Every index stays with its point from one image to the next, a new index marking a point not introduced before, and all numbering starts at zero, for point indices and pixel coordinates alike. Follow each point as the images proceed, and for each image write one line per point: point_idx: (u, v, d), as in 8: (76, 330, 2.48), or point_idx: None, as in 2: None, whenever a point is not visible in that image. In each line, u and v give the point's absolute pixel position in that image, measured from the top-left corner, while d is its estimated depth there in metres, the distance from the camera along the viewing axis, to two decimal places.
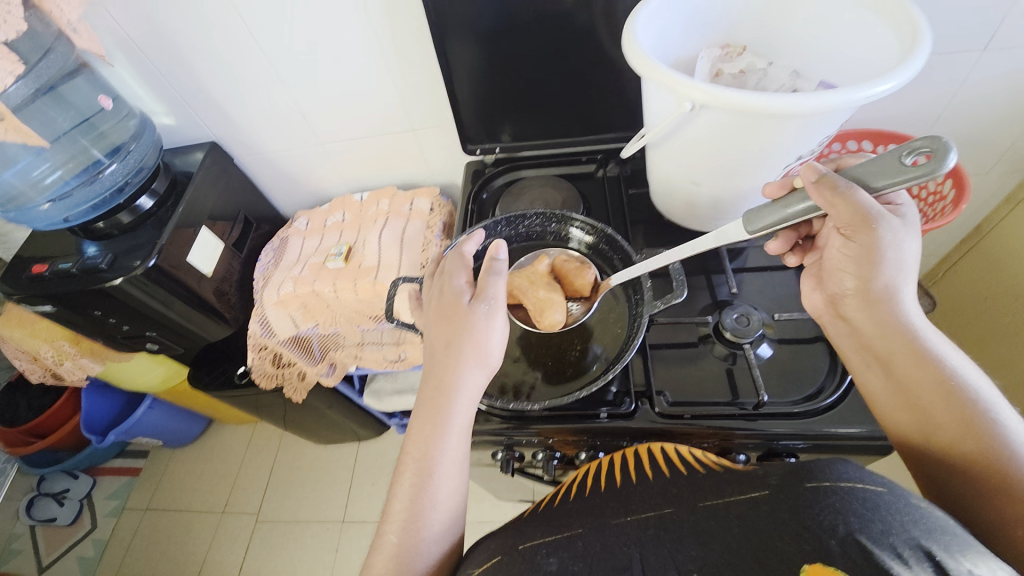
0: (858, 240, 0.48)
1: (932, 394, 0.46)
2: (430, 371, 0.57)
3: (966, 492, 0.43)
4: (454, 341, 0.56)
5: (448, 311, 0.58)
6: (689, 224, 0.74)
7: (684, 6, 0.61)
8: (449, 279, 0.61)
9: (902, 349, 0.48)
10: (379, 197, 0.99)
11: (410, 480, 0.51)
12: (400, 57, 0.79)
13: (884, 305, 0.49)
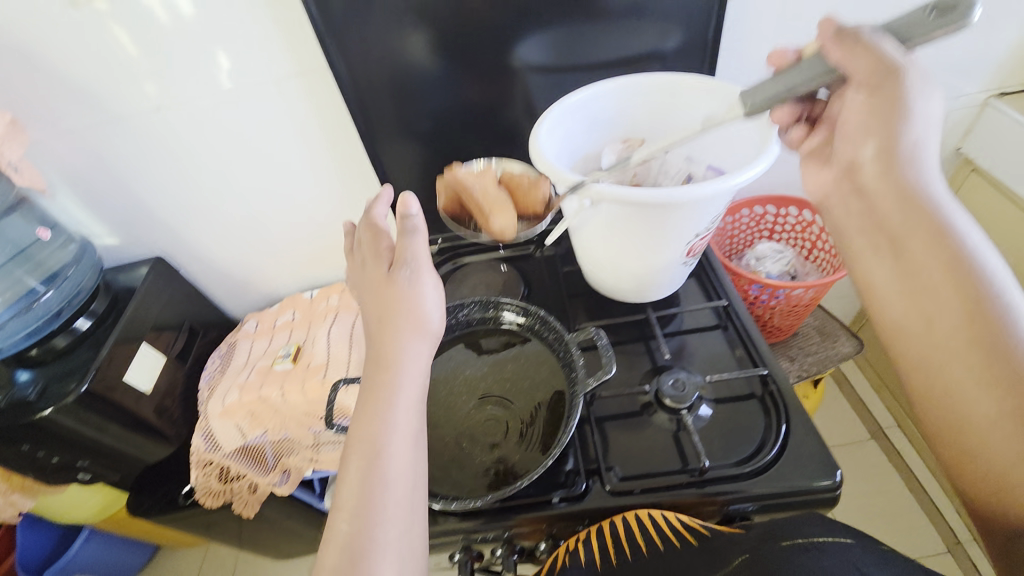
0: (886, 93, 0.47)
1: (938, 275, 0.47)
2: (372, 354, 0.58)
3: (958, 377, 0.45)
4: (389, 320, 0.58)
5: (380, 289, 0.60)
6: (619, 298, 0.79)
7: (582, 113, 0.70)
8: (377, 260, 0.62)
9: (923, 227, 0.48)
10: (328, 293, 1.00)
11: (357, 461, 0.52)
12: (340, 165, 0.85)
13: (897, 176, 0.49)
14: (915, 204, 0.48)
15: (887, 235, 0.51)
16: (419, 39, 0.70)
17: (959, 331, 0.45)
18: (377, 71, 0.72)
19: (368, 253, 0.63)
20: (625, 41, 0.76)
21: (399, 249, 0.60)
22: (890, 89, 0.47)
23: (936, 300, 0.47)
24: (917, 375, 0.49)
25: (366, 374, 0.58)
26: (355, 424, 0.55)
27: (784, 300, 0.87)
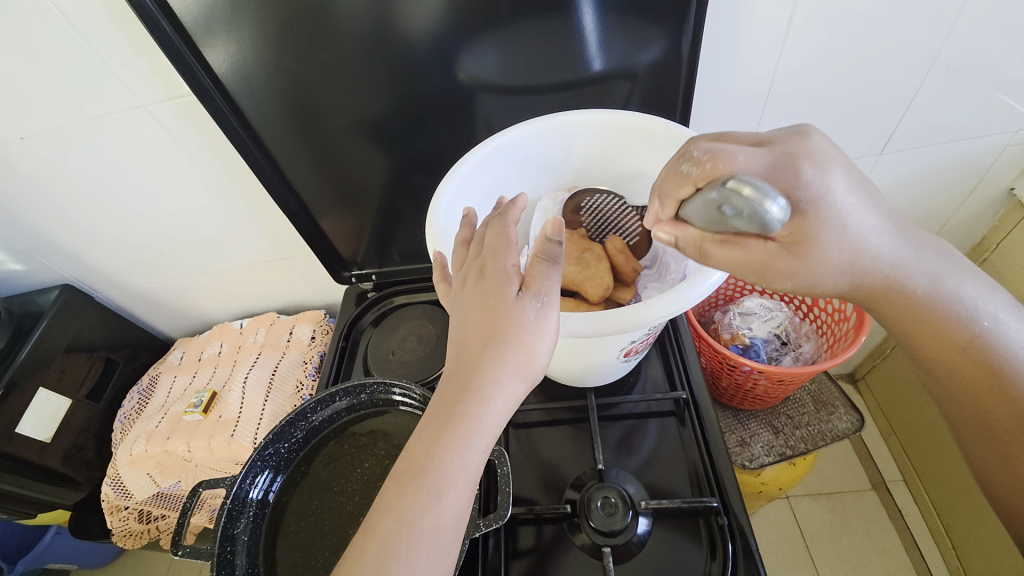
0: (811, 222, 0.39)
1: (937, 331, 0.42)
2: (458, 373, 0.41)
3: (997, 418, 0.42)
4: (494, 343, 0.40)
5: (490, 301, 0.41)
6: (560, 378, 0.67)
7: (519, 154, 0.59)
8: (494, 258, 0.43)
9: (929, 328, 0.42)
10: (258, 325, 0.91)
11: (412, 490, 0.39)
12: (253, 196, 0.74)
13: (896, 269, 0.41)
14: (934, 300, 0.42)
15: (912, 337, 0.44)
16: (314, 62, 0.57)
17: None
18: (261, 94, 0.60)
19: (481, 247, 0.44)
20: (576, 65, 0.59)
21: (535, 267, 0.42)
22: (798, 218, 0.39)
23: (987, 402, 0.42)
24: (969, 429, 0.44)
25: (443, 388, 0.42)
26: (416, 442, 0.41)
27: (763, 377, 0.72)
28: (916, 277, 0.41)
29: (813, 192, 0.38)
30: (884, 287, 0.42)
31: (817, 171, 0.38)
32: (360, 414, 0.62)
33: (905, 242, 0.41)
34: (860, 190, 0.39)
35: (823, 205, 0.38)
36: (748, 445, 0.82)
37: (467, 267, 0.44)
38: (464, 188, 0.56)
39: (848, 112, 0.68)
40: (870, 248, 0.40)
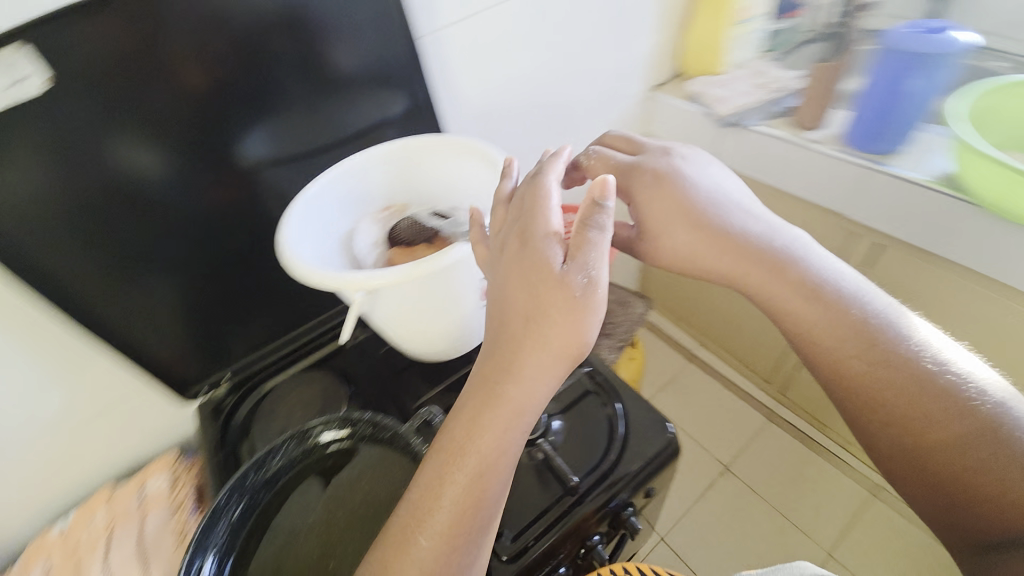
0: (660, 232, 0.61)
1: (797, 302, 0.56)
2: (500, 358, 0.46)
3: (876, 386, 0.53)
4: (525, 333, 0.45)
5: (534, 275, 0.46)
6: (443, 354, 0.73)
7: (333, 196, 0.70)
8: (538, 224, 0.48)
9: (792, 305, 0.57)
10: (90, 509, 0.74)
11: (451, 471, 0.45)
12: (38, 350, 0.64)
13: (725, 238, 0.59)
14: (758, 265, 0.58)
15: (778, 313, 0.58)
16: (91, 181, 0.57)
17: (878, 364, 0.53)
18: (20, 243, 0.55)
19: (518, 217, 0.50)
20: (347, 122, 0.74)
21: (583, 238, 0.45)
22: (649, 213, 0.62)
23: (820, 348, 0.56)
24: (861, 398, 0.54)
25: (483, 371, 0.47)
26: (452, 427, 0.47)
27: None
28: (744, 247, 0.58)
29: (652, 190, 0.62)
30: (734, 274, 0.59)
31: (656, 179, 0.62)
32: (279, 483, 0.60)
33: (748, 234, 0.59)
34: (702, 193, 0.61)
35: (663, 213, 0.61)
36: (599, 354, 1.06)
37: (512, 229, 0.50)
38: (299, 232, 0.63)
39: (541, 111, 1.00)
40: (705, 239, 0.59)
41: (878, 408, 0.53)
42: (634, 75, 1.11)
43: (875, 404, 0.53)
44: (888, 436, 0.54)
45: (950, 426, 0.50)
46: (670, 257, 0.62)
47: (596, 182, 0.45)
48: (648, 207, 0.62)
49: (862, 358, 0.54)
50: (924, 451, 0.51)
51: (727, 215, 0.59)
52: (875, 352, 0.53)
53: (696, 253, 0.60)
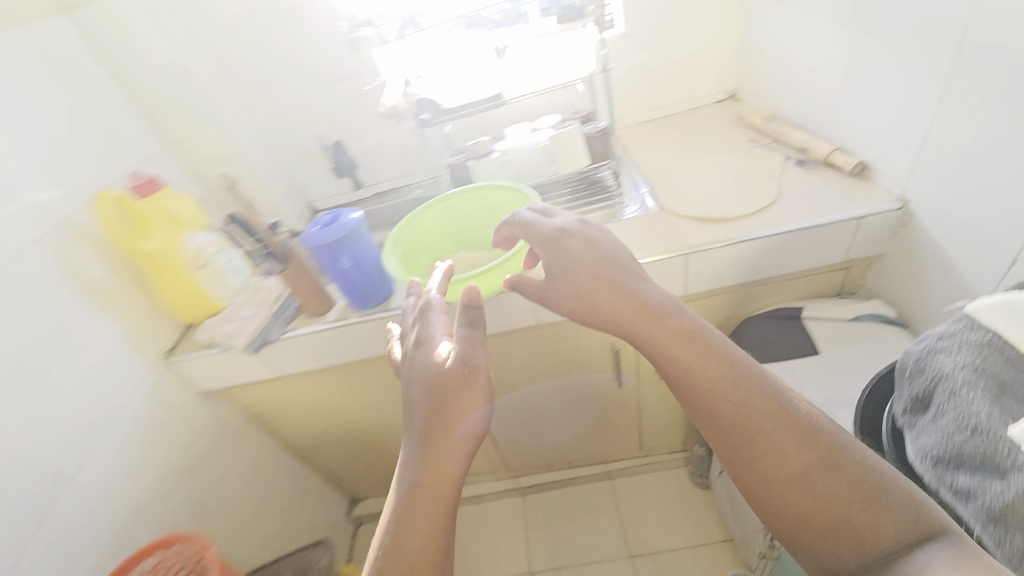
0: (570, 286, 0.68)
1: (681, 342, 0.63)
2: (429, 428, 0.61)
3: (757, 418, 0.58)
4: (451, 405, 0.61)
5: (434, 371, 0.64)
6: None
7: None
8: (429, 334, 0.68)
9: (669, 344, 0.63)
10: None
11: (409, 509, 0.59)
12: None
13: (620, 300, 0.65)
14: (642, 317, 0.64)
15: (655, 343, 0.64)
16: None
17: (761, 408, 0.59)
18: None
19: (420, 322, 0.70)
20: None
21: (464, 337, 0.65)
22: (565, 277, 0.68)
23: (689, 381, 0.61)
24: (748, 435, 0.58)
25: (421, 433, 0.61)
26: (411, 480, 0.60)
27: None
28: (641, 304, 0.65)
29: (567, 263, 0.68)
30: (625, 316, 0.65)
31: (577, 244, 0.69)
32: None
33: (626, 289, 0.66)
34: (604, 246, 0.69)
35: (575, 268, 0.67)
36: None
37: (427, 334, 0.69)
38: None
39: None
40: (603, 296, 0.66)
41: (757, 449, 0.57)
42: (121, 366, 0.94)
43: (752, 443, 0.57)
44: (763, 468, 0.57)
45: (818, 452, 0.55)
46: (563, 298, 0.68)
47: (467, 289, 0.67)
48: (565, 272, 0.68)
49: (741, 399, 0.59)
50: (796, 480, 0.55)
51: (627, 282, 0.67)
52: (742, 382, 0.60)
53: (598, 306, 0.66)
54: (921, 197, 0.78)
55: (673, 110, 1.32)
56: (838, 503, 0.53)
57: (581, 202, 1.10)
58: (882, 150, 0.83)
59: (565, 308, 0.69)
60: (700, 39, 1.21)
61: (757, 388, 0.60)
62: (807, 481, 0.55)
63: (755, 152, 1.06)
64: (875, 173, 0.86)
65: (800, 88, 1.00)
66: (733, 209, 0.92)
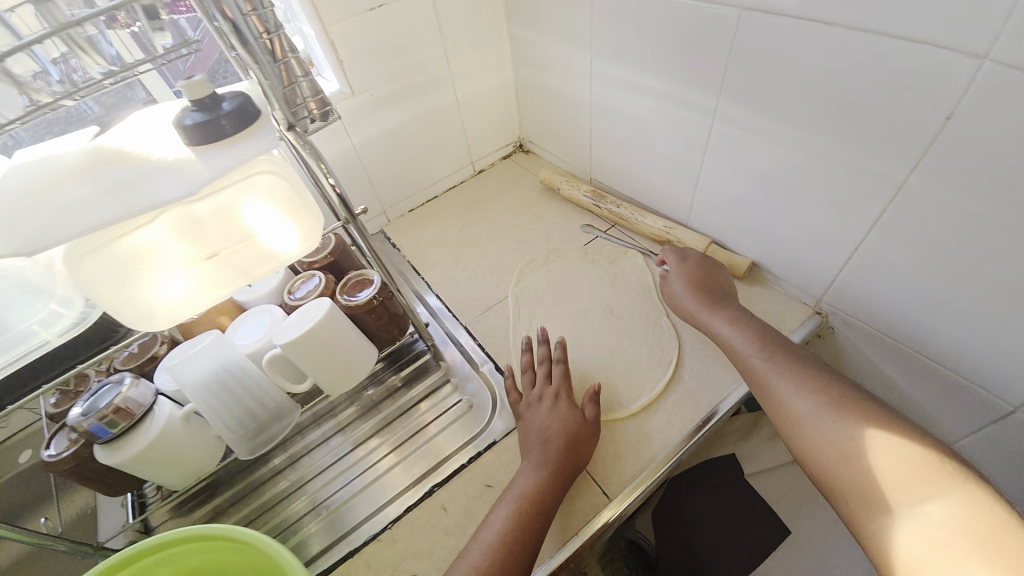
0: (695, 269, 0.62)
1: (781, 346, 0.51)
2: (541, 452, 0.49)
3: (856, 418, 0.42)
4: (561, 455, 0.49)
5: (566, 416, 0.52)
6: None
7: None
8: (552, 381, 0.56)
9: (766, 343, 0.52)
10: None
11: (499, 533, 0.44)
12: None
13: (736, 310, 0.56)
14: (752, 326, 0.54)
15: (753, 339, 0.53)
16: None
17: (830, 398, 0.45)
18: None
19: (534, 386, 0.57)
20: None
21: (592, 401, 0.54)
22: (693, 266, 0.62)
23: (786, 365, 0.49)
24: (840, 423, 0.43)
25: (535, 467, 0.48)
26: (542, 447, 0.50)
27: None
28: (763, 323, 0.55)
29: (705, 263, 0.63)
30: (737, 317, 0.56)
31: (705, 260, 0.63)
32: None
33: (732, 300, 0.59)
34: (716, 268, 0.63)
35: (707, 270, 0.62)
36: None
37: (552, 387, 0.55)
38: None
39: None
40: (724, 301, 0.58)
41: (813, 447, 0.43)
42: None
43: (810, 434, 0.44)
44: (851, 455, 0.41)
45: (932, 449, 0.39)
46: (692, 280, 0.60)
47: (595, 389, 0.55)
48: (681, 280, 0.61)
49: (806, 384, 0.47)
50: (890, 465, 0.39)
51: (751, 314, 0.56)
52: (847, 386, 0.46)
53: (715, 292, 0.59)
54: (846, 313, 0.58)
55: (455, 180, 0.91)
56: (926, 545, 0.34)
57: (397, 415, 0.63)
58: (781, 248, 0.60)
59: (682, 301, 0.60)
60: (462, 82, 0.80)
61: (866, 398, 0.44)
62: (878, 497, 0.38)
63: (599, 249, 0.75)
64: (771, 273, 0.64)
65: (633, 152, 0.72)
66: (636, 381, 0.58)
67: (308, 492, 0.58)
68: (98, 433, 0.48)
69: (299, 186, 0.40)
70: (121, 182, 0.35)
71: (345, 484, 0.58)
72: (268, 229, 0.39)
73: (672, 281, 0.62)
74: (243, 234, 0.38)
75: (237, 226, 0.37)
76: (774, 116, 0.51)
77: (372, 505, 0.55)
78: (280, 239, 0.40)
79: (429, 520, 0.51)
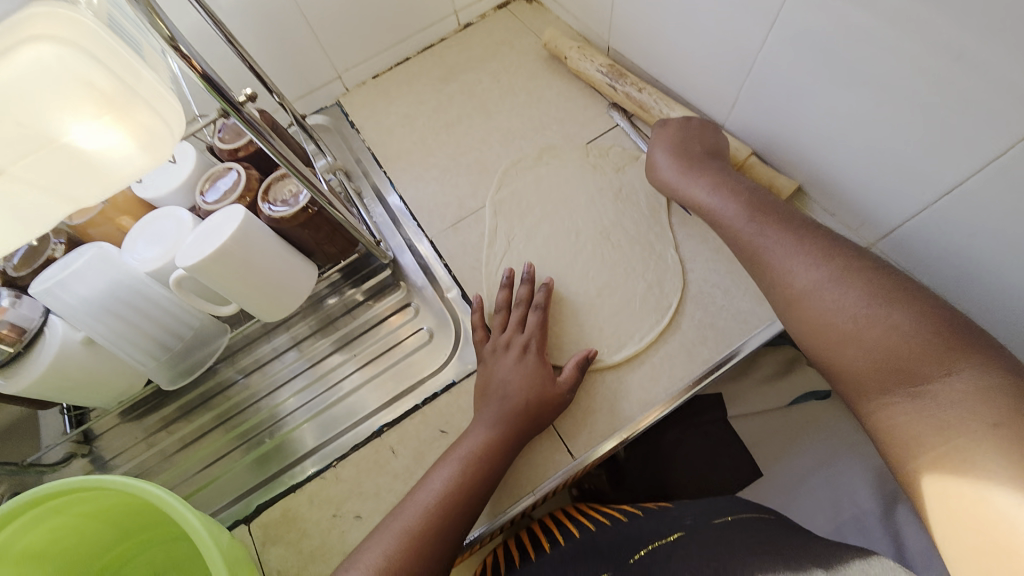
0: (689, 139, 0.51)
1: (799, 228, 0.42)
2: (495, 421, 0.42)
3: (876, 315, 0.36)
4: (518, 418, 0.42)
5: (536, 375, 0.45)
6: None
7: None
8: (527, 329, 0.48)
9: (777, 227, 0.43)
10: None
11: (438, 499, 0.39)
12: None
13: (742, 192, 0.47)
14: (769, 209, 0.44)
15: (755, 219, 0.44)
16: None
17: (843, 266, 0.39)
18: None
19: (507, 329, 0.49)
20: None
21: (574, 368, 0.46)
22: (688, 137, 0.52)
23: (798, 252, 0.41)
24: (856, 323, 0.36)
25: (488, 429, 0.42)
26: (498, 408, 0.43)
27: None
28: (774, 203, 0.45)
29: (704, 130, 0.52)
30: (725, 195, 0.47)
31: (707, 127, 0.52)
32: None
33: (728, 175, 0.49)
34: (716, 139, 0.52)
35: (704, 138, 0.51)
36: None
37: (523, 336, 0.47)
38: None
39: None
40: (717, 173, 0.49)
41: (821, 324, 0.38)
42: None
43: (817, 308, 0.39)
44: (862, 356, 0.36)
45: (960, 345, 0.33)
46: (681, 154, 0.51)
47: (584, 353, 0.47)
48: (667, 146, 0.52)
49: (813, 252, 0.40)
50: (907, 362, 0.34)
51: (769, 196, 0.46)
52: (875, 267, 0.38)
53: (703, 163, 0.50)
54: (900, 266, 0.45)
55: (432, 36, 0.70)
56: (938, 412, 0.32)
57: (363, 329, 0.56)
58: (841, 174, 0.46)
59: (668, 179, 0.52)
60: None
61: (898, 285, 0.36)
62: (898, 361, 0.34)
63: (604, 150, 0.59)
64: (817, 203, 0.50)
65: (669, 11, 0.52)
66: (623, 328, 0.49)
67: (264, 410, 0.53)
68: None
69: (126, 66, 0.26)
70: None
71: (306, 403, 0.53)
72: (87, 134, 0.26)
73: (657, 154, 0.53)
74: (41, 143, 0.25)
75: (27, 130, 0.24)
76: None
77: (333, 427, 0.51)
78: (108, 145, 0.27)
79: (376, 462, 0.47)
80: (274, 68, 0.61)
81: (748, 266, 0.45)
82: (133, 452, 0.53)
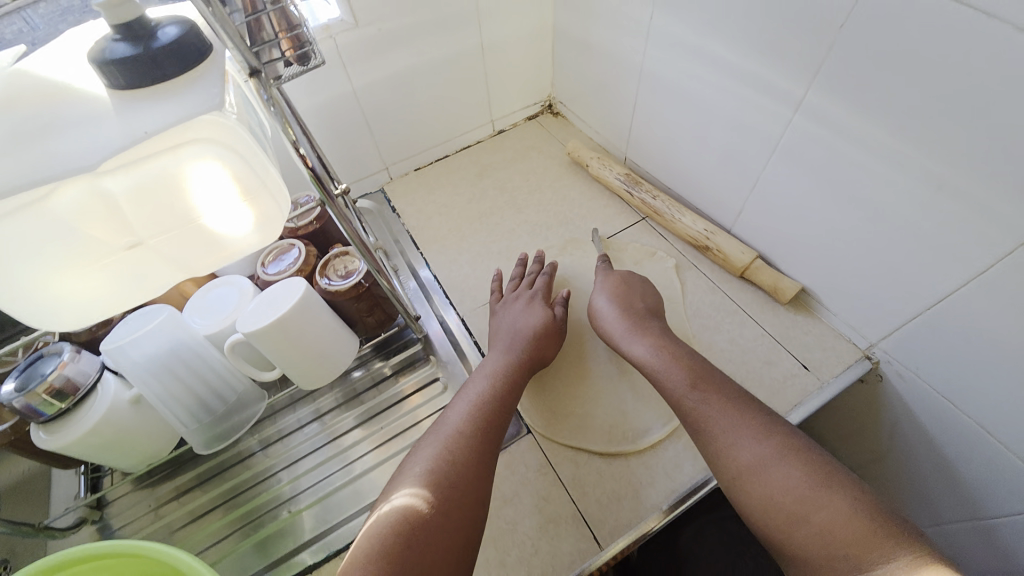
0: (621, 293, 0.53)
1: (731, 398, 0.41)
2: (505, 367, 0.49)
3: (809, 499, 0.34)
4: (524, 341, 0.51)
5: (532, 301, 0.56)
6: None
7: None
8: (530, 283, 0.59)
9: (711, 396, 0.41)
10: None
11: (457, 442, 0.41)
12: None
13: (676, 350, 0.46)
14: (702, 373, 0.43)
15: (689, 382, 0.42)
16: None
17: (783, 444, 0.37)
18: None
19: (517, 287, 0.60)
20: None
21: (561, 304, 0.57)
22: (622, 293, 0.54)
23: (730, 425, 0.39)
24: (793, 509, 0.34)
25: (502, 369, 0.48)
26: (511, 353, 0.50)
27: None
28: (710, 369, 0.44)
29: (638, 285, 0.55)
30: (657, 351, 0.46)
31: (638, 281, 0.56)
32: None
33: (658, 329, 0.49)
34: (649, 293, 0.55)
35: (638, 296, 0.54)
36: None
37: (529, 291, 0.58)
38: None
39: None
40: (645, 326, 0.49)
41: (769, 506, 0.35)
42: None
43: (763, 487, 0.36)
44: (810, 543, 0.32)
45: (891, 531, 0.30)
46: (614, 308, 0.52)
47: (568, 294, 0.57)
48: (608, 293, 0.54)
49: (748, 426, 0.38)
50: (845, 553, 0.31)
51: (701, 360, 0.45)
52: (801, 449, 0.37)
53: (638, 316, 0.51)
54: (903, 365, 0.49)
55: (469, 139, 0.80)
56: None
57: (388, 403, 0.57)
58: (840, 279, 0.52)
59: (606, 331, 0.52)
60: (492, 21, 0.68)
61: (823, 467, 0.35)
62: (843, 563, 0.31)
63: (623, 245, 0.65)
64: (821, 303, 0.55)
65: (683, 135, 0.61)
66: (646, 412, 0.51)
67: (278, 485, 0.52)
68: (33, 412, 0.41)
69: (259, 163, 0.30)
70: (22, 133, 0.26)
71: (316, 483, 0.52)
72: (215, 214, 0.30)
73: (598, 304, 0.54)
74: (181, 221, 0.29)
75: (171, 207, 0.28)
76: (880, 121, 0.41)
77: (352, 505, 0.50)
78: (231, 224, 0.31)
79: None
80: (333, 158, 0.69)
81: (687, 429, 0.42)
82: (140, 524, 0.51)
